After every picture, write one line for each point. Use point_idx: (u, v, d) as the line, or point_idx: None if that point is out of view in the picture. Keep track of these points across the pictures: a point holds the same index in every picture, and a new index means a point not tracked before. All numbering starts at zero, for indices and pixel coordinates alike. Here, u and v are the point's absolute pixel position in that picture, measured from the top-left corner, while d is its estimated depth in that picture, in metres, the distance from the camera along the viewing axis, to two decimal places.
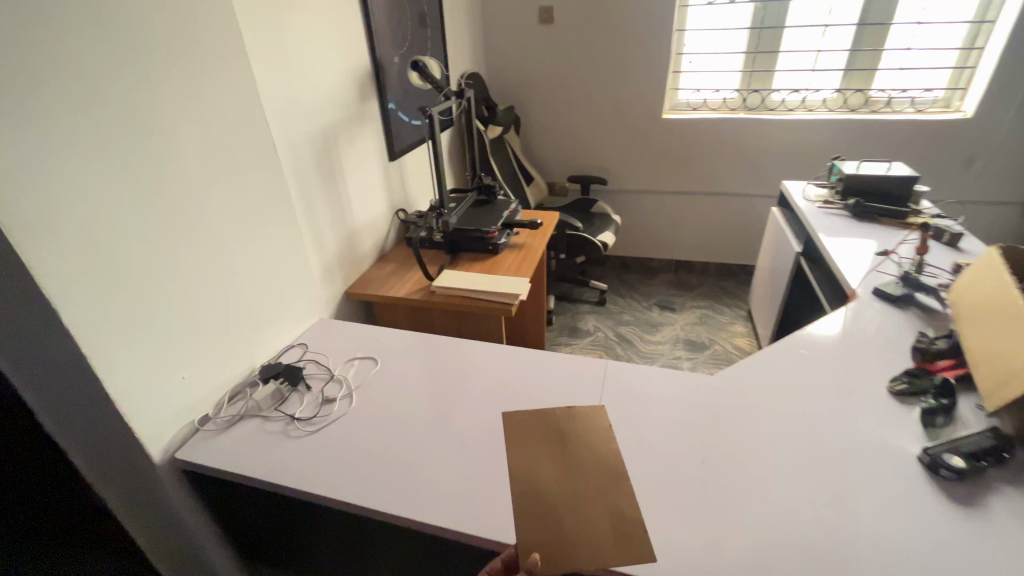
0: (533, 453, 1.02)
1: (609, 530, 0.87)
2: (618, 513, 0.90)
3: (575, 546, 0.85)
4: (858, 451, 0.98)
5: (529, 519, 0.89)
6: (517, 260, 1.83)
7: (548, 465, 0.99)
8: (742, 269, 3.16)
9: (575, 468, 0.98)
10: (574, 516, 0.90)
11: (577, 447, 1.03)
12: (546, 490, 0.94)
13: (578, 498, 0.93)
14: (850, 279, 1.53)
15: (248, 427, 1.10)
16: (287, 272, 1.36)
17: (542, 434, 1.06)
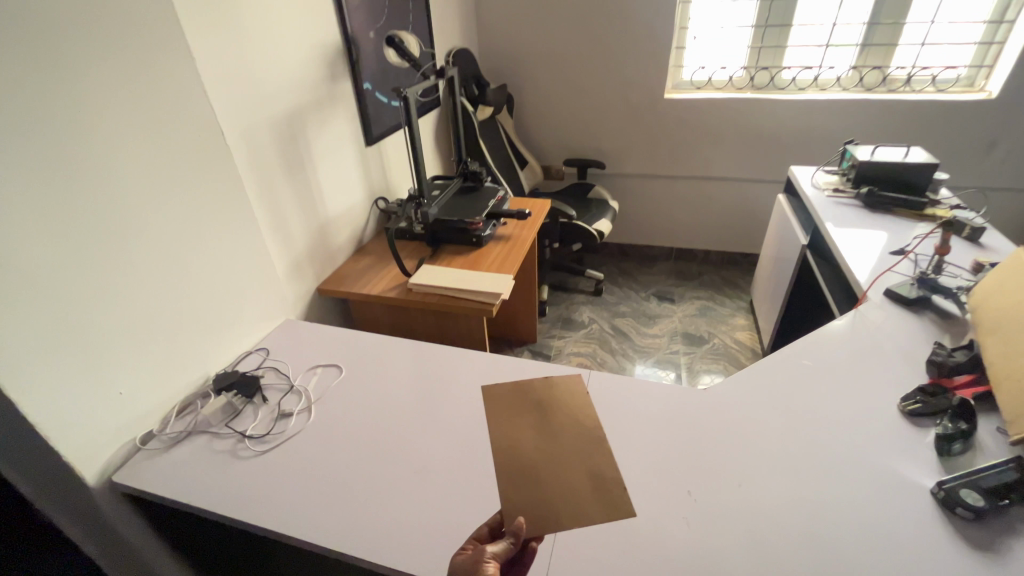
0: (514, 422, 0.99)
1: (589, 491, 0.86)
2: (598, 476, 0.89)
3: (560, 508, 0.82)
4: (865, 482, 0.88)
5: (510, 486, 0.86)
6: (502, 254, 1.71)
7: (529, 432, 0.96)
8: (745, 258, 3.03)
9: (555, 432, 0.96)
10: (555, 477, 0.87)
11: (555, 414, 1.00)
12: (526, 454, 0.92)
13: (559, 460, 0.90)
14: (860, 279, 1.41)
15: (195, 446, 1.00)
16: (247, 272, 1.25)
17: (522, 405, 1.03)
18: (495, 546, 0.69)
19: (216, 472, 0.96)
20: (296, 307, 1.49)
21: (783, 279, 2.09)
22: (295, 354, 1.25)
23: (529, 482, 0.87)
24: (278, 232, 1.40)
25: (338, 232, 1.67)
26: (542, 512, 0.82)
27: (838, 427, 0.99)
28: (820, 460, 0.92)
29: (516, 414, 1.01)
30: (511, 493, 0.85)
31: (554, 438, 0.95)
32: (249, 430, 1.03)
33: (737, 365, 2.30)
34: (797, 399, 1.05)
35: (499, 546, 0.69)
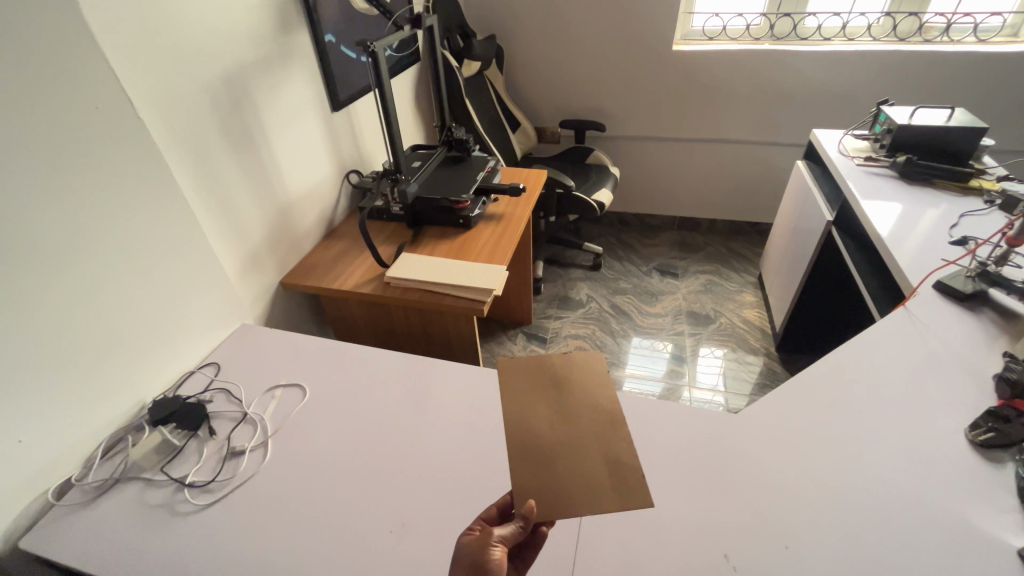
0: (522, 396, 0.79)
1: (605, 475, 0.70)
2: (615, 459, 0.72)
3: (573, 498, 0.67)
4: (933, 537, 0.73)
5: (516, 465, 0.71)
6: (494, 237, 1.50)
7: (540, 406, 0.78)
8: (753, 227, 2.84)
9: (570, 405, 0.78)
10: (568, 461, 0.71)
11: (572, 389, 0.80)
12: (535, 432, 0.75)
13: (572, 441, 0.74)
14: (905, 268, 1.23)
15: (124, 498, 0.83)
16: (190, 277, 1.04)
17: (533, 375, 0.82)
18: (503, 529, 0.62)
19: (148, 533, 0.78)
20: (255, 308, 1.29)
21: (802, 257, 1.91)
22: (252, 372, 1.07)
23: (534, 464, 0.71)
24: (229, 224, 1.17)
25: (303, 215, 1.44)
26: (548, 498, 0.67)
27: (895, 462, 0.83)
28: (878, 508, 0.77)
29: (525, 382, 0.81)
30: (519, 472, 0.70)
31: (568, 413, 0.77)
32: (190, 476, 0.86)
33: (746, 347, 2.15)
34: (843, 426, 0.90)
35: (507, 529, 0.63)
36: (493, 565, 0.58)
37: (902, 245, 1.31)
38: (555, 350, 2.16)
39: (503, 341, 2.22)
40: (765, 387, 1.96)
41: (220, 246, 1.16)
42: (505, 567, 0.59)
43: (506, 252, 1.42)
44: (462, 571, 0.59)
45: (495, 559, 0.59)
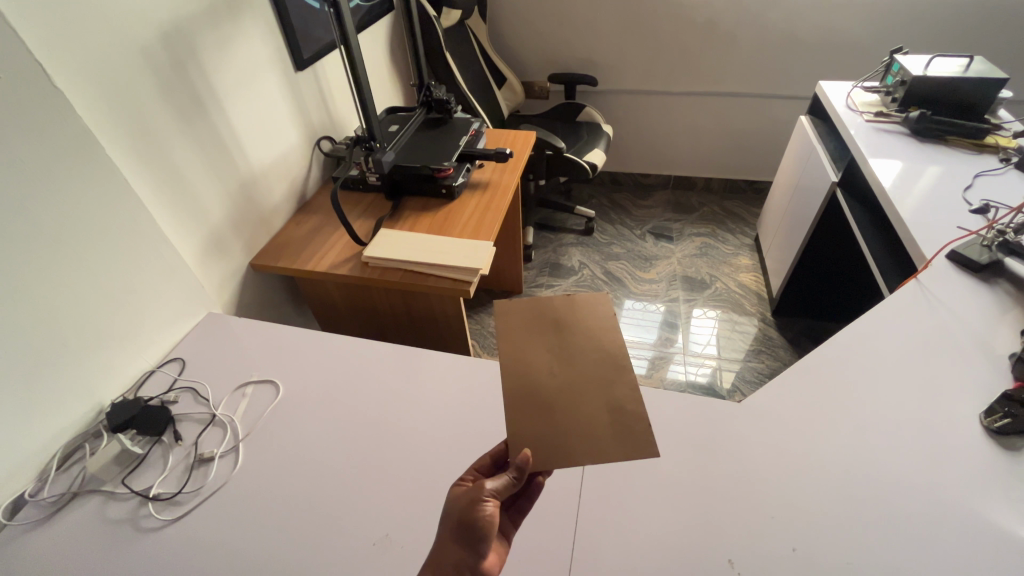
0: (520, 336, 0.73)
1: (607, 421, 0.66)
2: (618, 405, 0.67)
3: (573, 444, 0.63)
4: (944, 538, 0.70)
5: (514, 409, 0.66)
6: (479, 208, 1.40)
7: (538, 349, 0.72)
8: (750, 186, 2.74)
9: (571, 347, 0.72)
10: (569, 407, 0.67)
11: (574, 329, 0.74)
12: (534, 374, 0.70)
13: (574, 384, 0.69)
14: (918, 235, 1.15)
15: (83, 514, 0.77)
16: (142, 267, 0.94)
17: (531, 314, 0.75)
18: (495, 483, 0.60)
19: (110, 553, 0.73)
20: (223, 295, 1.20)
21: (803, 220, 1.83)
22: (220, 368, 0.99)
23: (537, 409, 0.66)
24: (184, 205, 1.06)
25: (271, 190, 1.32)
26: (551, 448, 0.63)
27: (905, 454, 0.79)
28: (886, 507, 0.74)
29: (523, 323, 0.74)
30: (516, 417, 0.66)
31: (570, 355, 0.71)
32: (155, 488, 0.80)
33: (741, 312, 2.09)
34: (849, 415, 0.85)
35: (500, 481, 0.60)
36: (483, 522, 0.58)
37: (916, 209, 1.22)
38: None
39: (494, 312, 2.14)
40: (760, 352, 1.92)
41: (175, 229, 1.05)
42: (496, 521, 0.59)
43: (493, 225, 1.33)
44: (452, 523, 0.59)
45: (484, 516, 0.58)
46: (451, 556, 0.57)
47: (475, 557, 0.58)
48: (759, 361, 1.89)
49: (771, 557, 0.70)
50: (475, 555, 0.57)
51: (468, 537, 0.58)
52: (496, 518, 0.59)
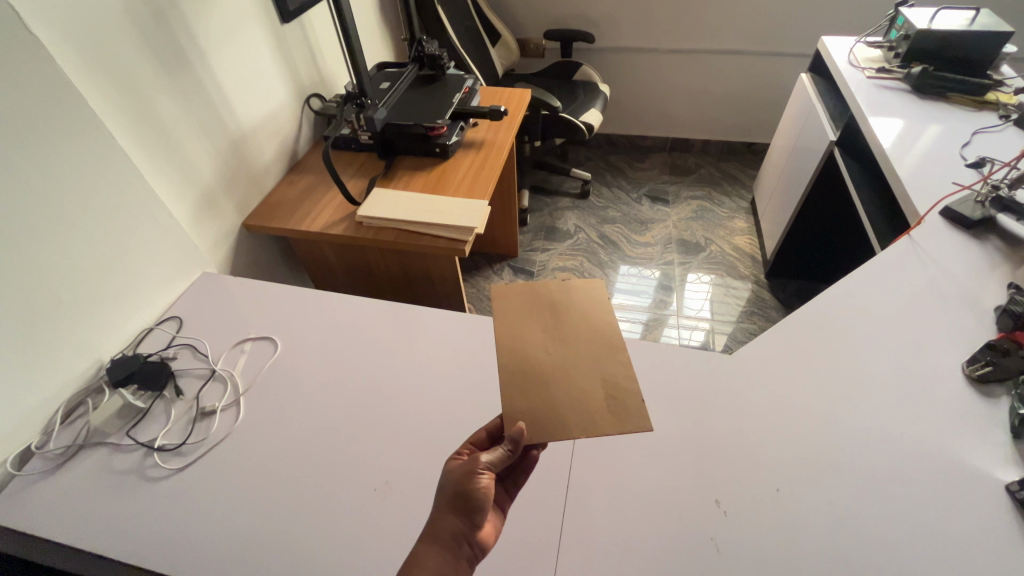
0: (517, 320, 0.74)
1: (600, 397, 0.67)
2: (613, 381, 0.68)
3: (569, 419, 0.64)
4: (921, 478, 0.73)
5: (512, 389, 0.68)
6: (474, 167, 1.38)
7: (534, 332, 0.73)
8: (748, 147, 2.71)
9: (567, 328, 0.73)
10: (564, 384, 0.68)
11: (568, 312, 0.75)
12: (530, 355, 0.71)
13: (569, 364, 0.70)
14: (913, 192, 1.15)
15: (90, 465, 0.79)
16: (132, 226, 0.93)
17: (528, 300, 0.77)
18: (490, 456, 0.62)
19: (120, 501, 0.75)
20: (217, 256, 1.19)
21: (800, 180, 1.81)
22: (217, 326, 1.00)
23: (532, 388, 0.68)
24: (172, 164, 1.04)
25: (261, 149, 1.29)
26: (547, 423, 0.64)
27: (889, 402, 0.82)
28: (868, 451, 0.77)
29: (522, 307, 0.76)
30: (513, 395, 0.67)
31: (566, 336, 0.72)
32: (159, 440, 0.81)
33: (735, 275, 2.11)
34: (837, 366, 0.87)
35: (495, 454, 0.62)
36: (478, 492, 0.60)
37: (913, 166, 1.22)
38: None
39: (489, 276, 2.14)
40: (753, 314, 1.95)
41: (164, 189, 1.03)
42: (492, 492, 0.60)
43: (488, 184, 1.31)
44: (448, 495, 0.60)
45: (480, 487, 0.60)
46: (448, 526, 0.59)
47: (472, 527, 0.59)
48: (751, 322, 1.92)
49: (758, 498, 0.73)
50: (473, 525, 0.59)
51: (466, 508, 0.59)
52: (491, 490, 0.61)
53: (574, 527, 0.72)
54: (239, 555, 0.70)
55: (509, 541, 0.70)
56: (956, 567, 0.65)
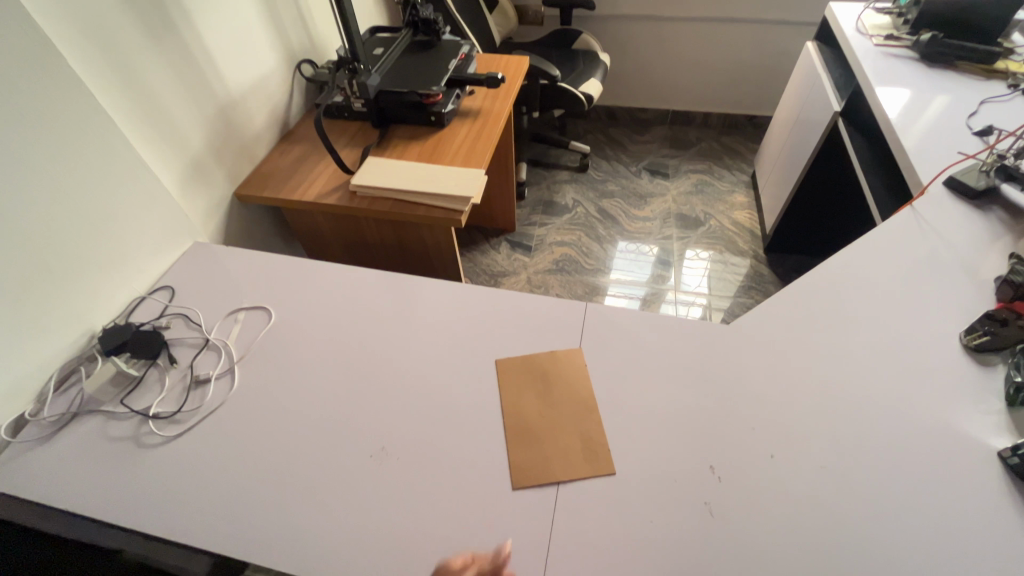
0: (513, 381, 0.84)
1: (578, 445, 0.76)
2: (591, 434, 0.77)
3: (551, 462, 0.75)
4: (916, 445, 0.74)
5: (507, 435, 0.77)
6: (470, 136, 1.35)
7: (528, 382, 0.84)
8: (750, 121, 2.66)
9: (555, 389, 0.83)
10: (550, 433, 0.78)
11: (558, 372, 0.85)
12: (523, 408, 0.81)
13: (556, 417, 0.80)
14: (918, 161, 1.13)
15: (85, 432, 0.79)
16: (120, 192, 0.90)
17: (524, 359, 0.87)
18: None
19: (117, 466, 0.75)
20: (209, 225, 1.17)
21: (802, 153, 1.79)
22: (210, 295, 0.99)
23: (523, 437, 0.77)
24: (159, 130, 1.01)
25: (252, 116, 1.26)
26: (533, 468, 0.74)
27: (886, 372, 0.82)
28: (863, 419, 0.77)
29: (518, 364, 0.86)
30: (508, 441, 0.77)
31: (553, 387, 0.83)
32: (154, 407, 0.81)
33: (734, 249, 2.09)
34: (834, 337, 0.87)
35: None
36: None
37: (917, 136, 1.20)
38: (540, 258, 2.08)
39: (487, 250, 2.12)
40: (750, 289, 1.94)
41: (151, 155, 1.00)
42: None
43: (484, 153, 1.29)
44: None
45: None
46: None
47: None
48: (748, 297, 1.92)
49: (752, 465, 0.74)
50: None
51: None
52: None
53: (569, 491, 0.72)
54: (237, 519, 0.70)
55: (505, 504, 0.71)
56: (945, 531, 0.66)
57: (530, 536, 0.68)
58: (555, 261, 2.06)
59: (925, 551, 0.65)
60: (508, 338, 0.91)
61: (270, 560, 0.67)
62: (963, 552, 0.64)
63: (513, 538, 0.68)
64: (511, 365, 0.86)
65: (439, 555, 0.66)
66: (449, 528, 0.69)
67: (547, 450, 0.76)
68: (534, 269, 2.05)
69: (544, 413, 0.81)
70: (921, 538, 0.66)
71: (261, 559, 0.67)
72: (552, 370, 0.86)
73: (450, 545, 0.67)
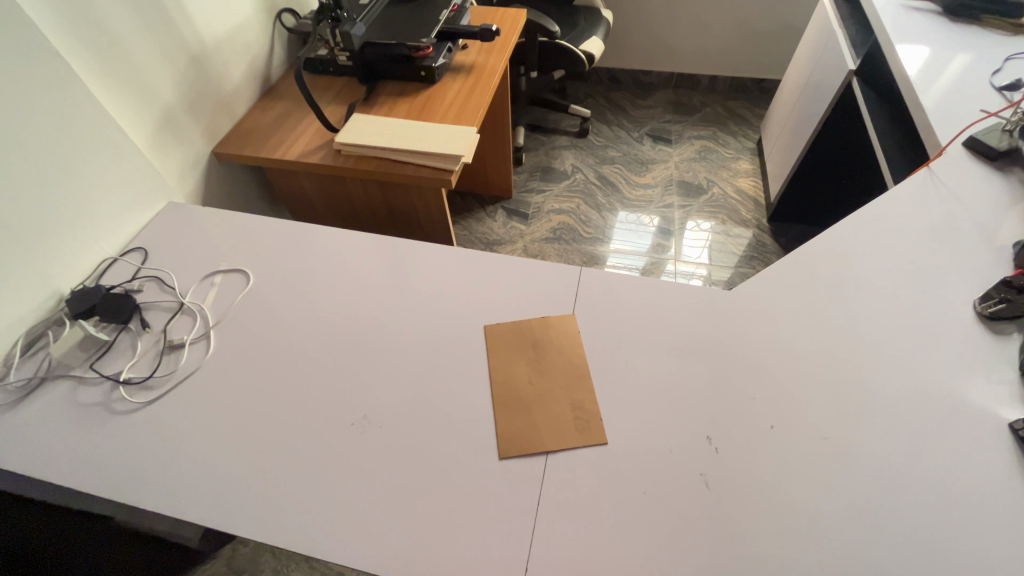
0: (504, 352, 0.80)
1: (568, 414, 0.73)
2: (581, 400, 0.74)
3: (542, 432, 0.71)
4: (923, 417, 0.71)
5: (497, 406, 0.74)
6: (462, 92, 1.27)
7: (519, 354, 0.79)
8: (758, 85, 2.55)
9: (545, 358, 0.79)
10: (541, 405, 0.74)
11: (548, 342, 0.81)
12: (514, 379, 0.77)
13: (547, 388, 0.76)
14: (937, 120, 1.06)
15: (53, 397, 0.75)
16: (83, 146, 0.84)
17: (515, 329, 0.83)
18: None
19: (87, 434, 0.72)
20: (185, 186, 1.11)
21: (812, 116, 1.70)
22: (186, 257, 0.94)
23: (514, 409, 0.74)
24: (126, 80, 0.94)
25: (229, 68, 1.18)
26: (523, 439, 0.71)
27: (894, 341, 0.78)
28: (867, 390, 0.74)
29: (508, 336, 0.82)
30: (499, 413, 0.73)
31: (545, 359, 0.79)
32: (125, 373, 0.78)
33: (737, 218, 2.03)
34: (841, 305, 0.83)
35: None
36: None
37: (938, 94, 1.12)
38: (537, 226, 2.02)
39: (482, 217, 2.05)
40: (752, 259, 1.90)
41: (117, 107, 0.94)
42: None
43: (477, 111, 1.21)
44: None
45: None
46: None
47: None
48: (750, 267, 1.87)
49: (751, 436, 0.71)
50: None
51: None
52: None
53: (559, 462, 0.69)
54: (214, 488, 0.67)
55: (492, 474, 0.68)
56: (949, 504, 0.64)
57: (517, 509, 0.65)
58: (552, 229, 2.00)
59: (927, 525, 0.63)
60: (499, 304, 0.86)
61: (248, 530, 0.64)
62: (967, 527, 0.62)
63: (500, 509, 0.65)
64: (500, 332, 0.82)
65: (423, 526, 0.64)
66: (434, 499, 0.66)
67: (537, 419, 0.73)
68: (531, 237, 1.99)
69: (534, 381, 0.77)
70: (924, 512, 0.64)
71: (239, 529, 0.64)
72: (543, 337, 0.82)
73: (434, 516, 0.65)
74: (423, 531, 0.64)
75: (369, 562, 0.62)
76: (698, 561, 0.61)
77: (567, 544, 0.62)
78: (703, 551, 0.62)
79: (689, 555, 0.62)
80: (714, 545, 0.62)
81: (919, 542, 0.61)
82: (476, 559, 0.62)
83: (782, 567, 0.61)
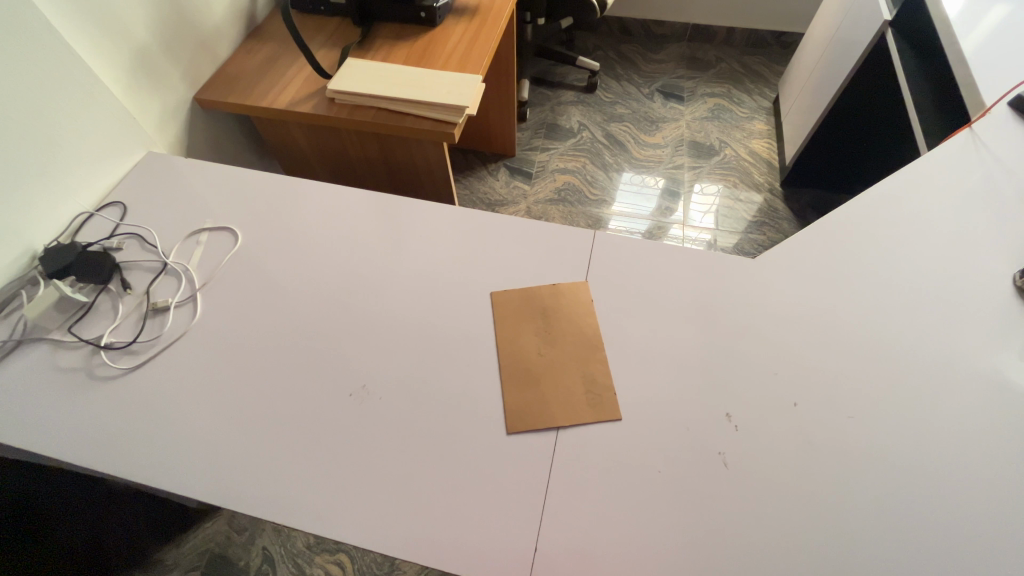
0: (510, 323, 0.75)
1: (579, 389, 0.69)
2: (591, 374, 0.70)
3: (551, 408, 0.67)
4: (954, 395, 0.67)
5: (505, 381, 0.70)
6: (465, 36, 1.16)
7: (528, 328, 0.74)
8: (777, 38, 2.40)
9: (556, 328, 0.75)
10: (551, 379, 0.70)
11: (558, 314, 0.76)
12: (522, 353, 0.72)
13: (559, 362, 0.72)
14: (986, 61, 0.95)
15: (31, 361, 0.71)
16: (49, 94, 0.76)
17: (522, 299, 0.77)
18: None
19: (70, 399, 0.68)
20: (165, 133, 1.03)
21: (838, 72, 1.59)
22: (170, 213, 0.87)
23: (524, 383, 0.70)
24: (94, 15, 0.84)
25: (209, 3, 1.06)
26: (531, 414, 0.67)
27: (927, 315, 0.73)
28: (892, 367, 0.70)
29: (517, 307, 0.76)
30: (506, 388, 0.69)
31: (554, 331, 0.74)
32: (107, 337, 0.73)
33: (748, 181, 1.95)
34: (869, 278, 0.78)
35: None
36: None
37: (984, 36, 0.99)
38: (540, 186, 1.93)
39: (483, 175, 1.96)
40: (762, 225, 1.83)
41: (80, 43, 0.83)
42: None
43: (482, 57, 1.11)
44: None
45: None
46: None
47: None
48: (759, 233, 1.81)
49: (771, 411, 0.68)
50: None
51: None
52: None
53: (570, 438, 0.66)
54: (206, 460, 0.64)
55: (499, 449, 0.65)
56: (970, 485, 0.61)
57: (525, 486, 0.62)
58: (557, 190, 1.92)
59: (949, 505, 0.60)
60: (507, 268, 0.81)
61: (244, 502, 0.61)
62: (989, 507, 0.60)
63: (507, 486, 0.62)
64: (508, 300, 0.77)
65: (427, 501, 0.61)
66: (439, 473, 0.63)
67: (546, 392, 0.69)
68: (535, 197, 1.91)
69: (544, 352, 0.73)
70: (950, 495, 0.61)
71: (234, 500, 0.62)
72: (553, 306, 0.77)
73: (441, 490, 0.62)
74: (428, 508, 0.61)
75: (373, 535, 0.59)
76: (711, 540, 0.59)
77: (575, 523, 0.60)
78: (716, 530, 0.60)
79: (703, 533, 0.59)
80: (730, 524, 0.60)
81: (941, 525, 0.59)
82: (483, 537, 0.59)
83: (799, 547, 0.59)
